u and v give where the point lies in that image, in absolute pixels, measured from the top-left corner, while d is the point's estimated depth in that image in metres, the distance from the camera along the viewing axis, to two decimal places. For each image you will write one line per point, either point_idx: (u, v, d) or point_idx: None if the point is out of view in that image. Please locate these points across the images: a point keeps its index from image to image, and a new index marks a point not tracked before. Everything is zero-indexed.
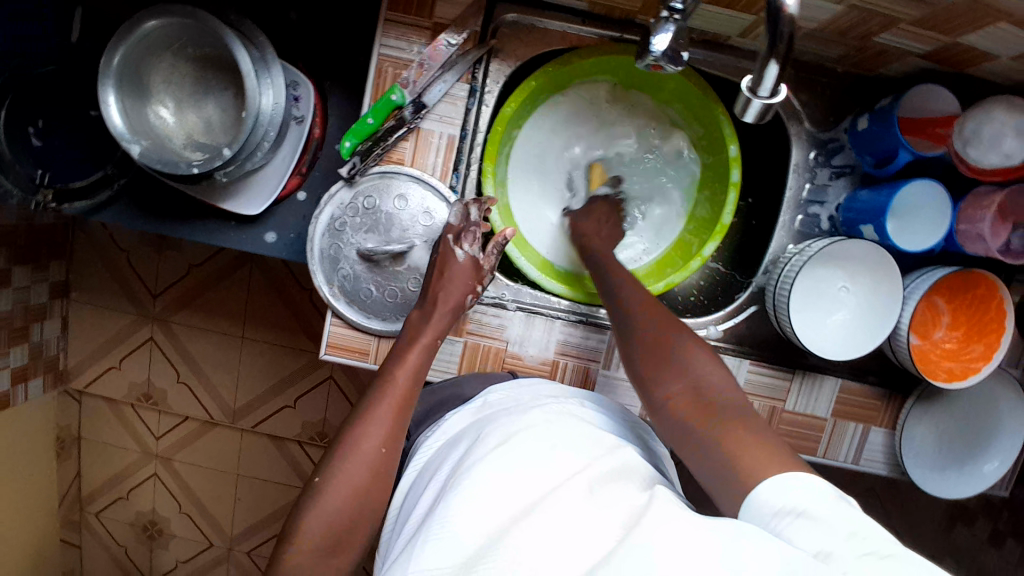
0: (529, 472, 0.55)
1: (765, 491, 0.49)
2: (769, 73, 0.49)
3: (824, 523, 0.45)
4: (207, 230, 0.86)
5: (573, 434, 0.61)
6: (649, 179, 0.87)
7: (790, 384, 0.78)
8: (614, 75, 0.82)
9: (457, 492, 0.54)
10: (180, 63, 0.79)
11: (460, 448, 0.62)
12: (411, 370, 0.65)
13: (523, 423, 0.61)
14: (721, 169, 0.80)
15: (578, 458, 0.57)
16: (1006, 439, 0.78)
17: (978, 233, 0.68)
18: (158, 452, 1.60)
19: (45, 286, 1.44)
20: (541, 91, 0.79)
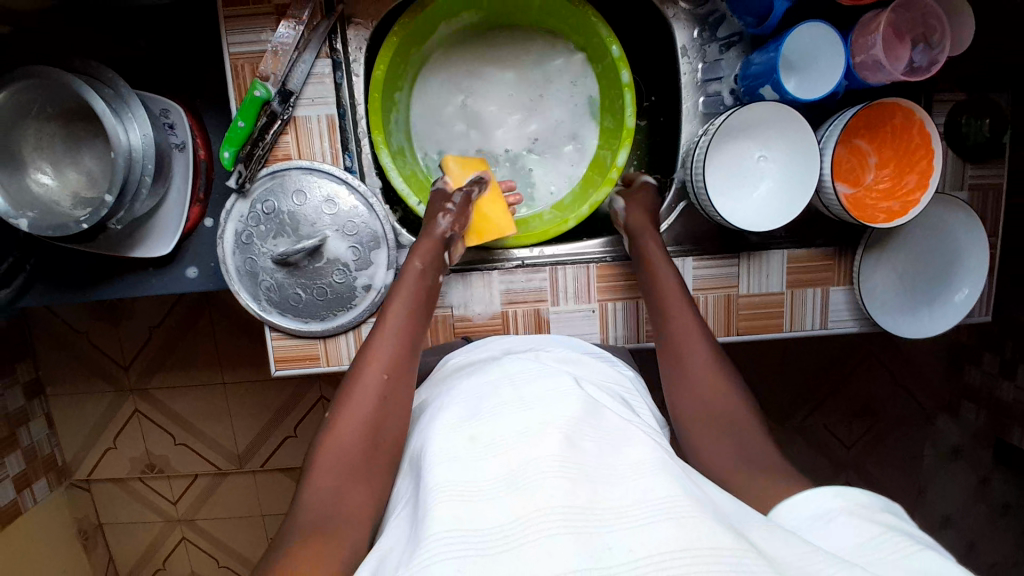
0: (503, 423, 0.53)
1: (795, 500, 0.49)
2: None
3: (850, 526, 0.44)
4: (128, 283, 0.84)
5: (542, 387, 0.58)
6: (555, 109, 0.84)
7: (737, 269, 0.78)
8: (478, 10, 0.79)
9: (439, 457, 0.51)
10: (45, 124, 0.75)
11: (427, 423, 0.58)
12: (396, 340, 0.64)
13: (485, 385, 0.61)
14: (609, 74, 0.78)
15: (547, 401, 0.55)
16: (971, 264, 0.76)
17: (874, 60, 0.65)
18: (179, 517, 1.60)
19: (17, 389, 1.42)
20: (410, 45, 0.77)
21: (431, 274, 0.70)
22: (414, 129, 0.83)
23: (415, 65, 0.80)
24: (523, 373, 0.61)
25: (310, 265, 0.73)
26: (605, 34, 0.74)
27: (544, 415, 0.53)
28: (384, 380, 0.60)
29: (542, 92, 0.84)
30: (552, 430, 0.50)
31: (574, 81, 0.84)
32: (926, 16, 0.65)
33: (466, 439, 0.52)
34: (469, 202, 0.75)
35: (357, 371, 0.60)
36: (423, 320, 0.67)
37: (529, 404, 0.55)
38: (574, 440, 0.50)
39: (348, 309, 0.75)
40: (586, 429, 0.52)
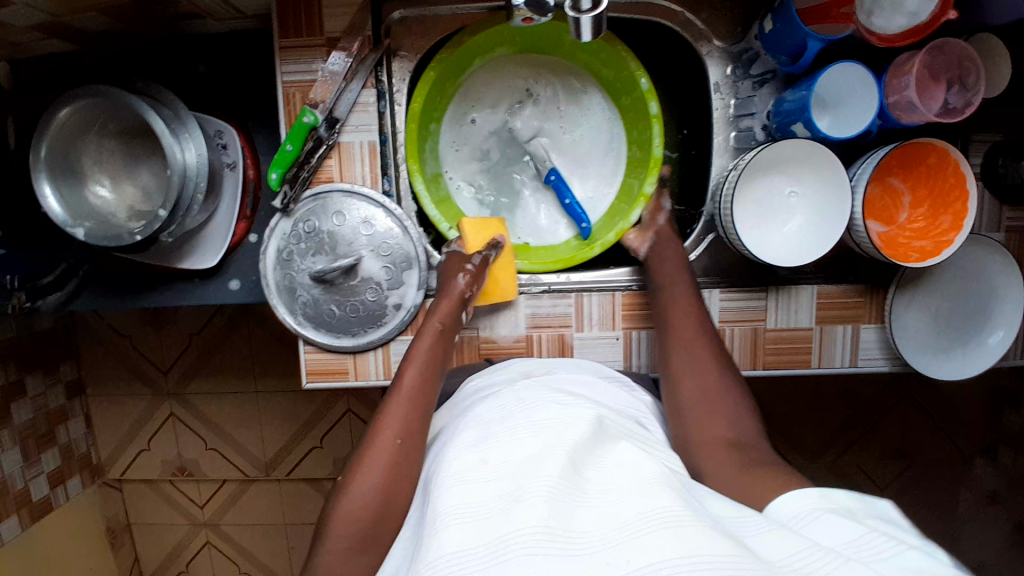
0: (510, 448, 0.55)
1: (782, 498, 0.50)
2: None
3: (835, 524, 0.45)
4: (175, 293, 0.88)
5: (552, 409, 0.60)
6: (577, 143, 0.87)
7: (765, 302, 0.78)
8: (512, 46, 0.82)
9: (447, 484, 0.53)
10: (106, 141, 0.80)
11: (434, 455, 0.60)
12: (410, 403, 0.63)
13: (499, 409, 0.62)
14: (636, 107, 0.81)
15: (558, 426, 0.57)
16: (1008, 307, 0.76)
17: (907, 100, 0.66)
18: (204, 520, 1.64)
19: (60, 388, 1.49)
20: (444, 81, 0.80)
21: (448, 339, 0.72)
22: (449, 155, 0.86)
23: (448, 98, 0.83)
24: (537, 399, 0.62)
25: (345, 282, 0.76)
26: (632, 67, 0.76)
27: (551, 440, 0.54)
28: (397, 444, 0.60)
29: (564, 125, 0.86)
30: (556, 454, 0.52)
31: (593, 118, 0.86)
32: (961, 59, 0.66)
33: (472, 461, 0.54)
34: (486, 265, 0.76)
35: (373, 434, 0.61)
36: (436, 381, 0.67)
37: (539, 430, 0.56)
38: (577, 463, 0.52)
39: (379, 326, 0.77)
40: (588, 453, 0.54)
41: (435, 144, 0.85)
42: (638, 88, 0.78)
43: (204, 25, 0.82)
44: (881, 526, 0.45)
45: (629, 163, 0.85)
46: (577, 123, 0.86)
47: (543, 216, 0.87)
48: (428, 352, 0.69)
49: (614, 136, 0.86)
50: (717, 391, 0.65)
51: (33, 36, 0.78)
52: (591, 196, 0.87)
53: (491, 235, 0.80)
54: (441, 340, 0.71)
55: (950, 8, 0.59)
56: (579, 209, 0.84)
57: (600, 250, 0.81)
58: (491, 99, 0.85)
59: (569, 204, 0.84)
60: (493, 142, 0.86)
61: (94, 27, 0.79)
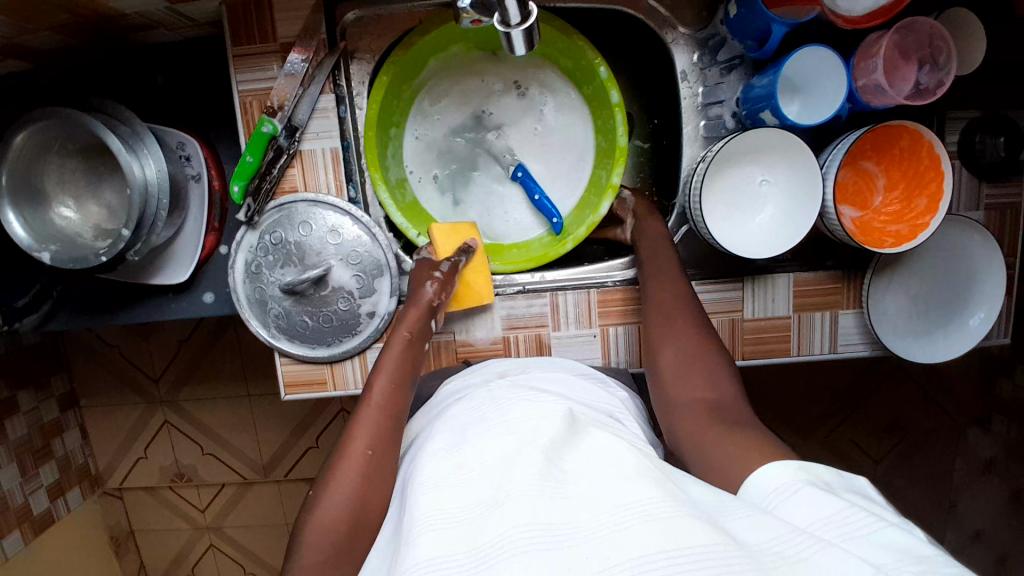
0: (483, 448, 0.54)
1: (762, 474, 0.48)
2: (512, 4, 0.51)
3: (813, 501, 0.44)
4: (149, 309, 0.87)
5: (527, 407, 0.59)
6: (544, 137, 0.85)
7: (742, 292, 0.77)
8: (467, 42, 0.80)
9: (420, 488, 0.52)
10: (67, 161, 0.78)
11: (411, 463, 0.59)
12: (381, 414, 0.63)
13: (472, 410, 0.61)
14: (599, 97, 0.80)
15: (530, 424, 0.56)
16: (988, 287, 0.74)
17: (875, 84, 0.65)
18: (207, 524, 1.65)
19: (53, 401, 1.49)
20: (400, 84, 0.79)
21: (416, 350, 0.71)
22: (414, 160, 0.84)
23: (407, 100, 0.81)
24: (510, 398, 0.61)
25: (316, 292, 0.75)
26: (591, 57, 0.75)
27: (524, 438, 0.54)
28: (368, 456, 0.59)
29: (528, 120, 0.85)
30: (529, 452, 0.52)
31: (558, 110, 0.84)
32: (932, 38, 0.64)
33: (446, 465, 0.54)
34: (456, 272, 0.75)
35: (344, 442, 0.60)
36: (408, 392, 0.67)
37: (513, 429, 0.56)
38: (553, 460, 0.51)
39: (354, 335, 0.77)
40: (561, 447, 0.53)
41: (399, 149, 0.83)
42: (597, 77, 0.77)
43: (158, 36, 0.80)
44: (857, 501, 0.44)
45: (596, 153, 0.83)
46: (542, 117, 0.85)
47: (515, 215, 0.86)
48: (399, 361, 0.69)
49: (579, 128, 0.84)
50: (701, 363, 0.63)
51: None
52: (562, 191, 0.86)
53: (462, 239, 0.79)
54: (411, 349, 0.70)
55: None
56: (548, 204, 0.82)
57: (572, 245, 0.80)
58: (450, 99, 0.83)
59: (538, 199, 0.83)
60: (458, 143, 0.84)
61: (45, 43, 0.77)
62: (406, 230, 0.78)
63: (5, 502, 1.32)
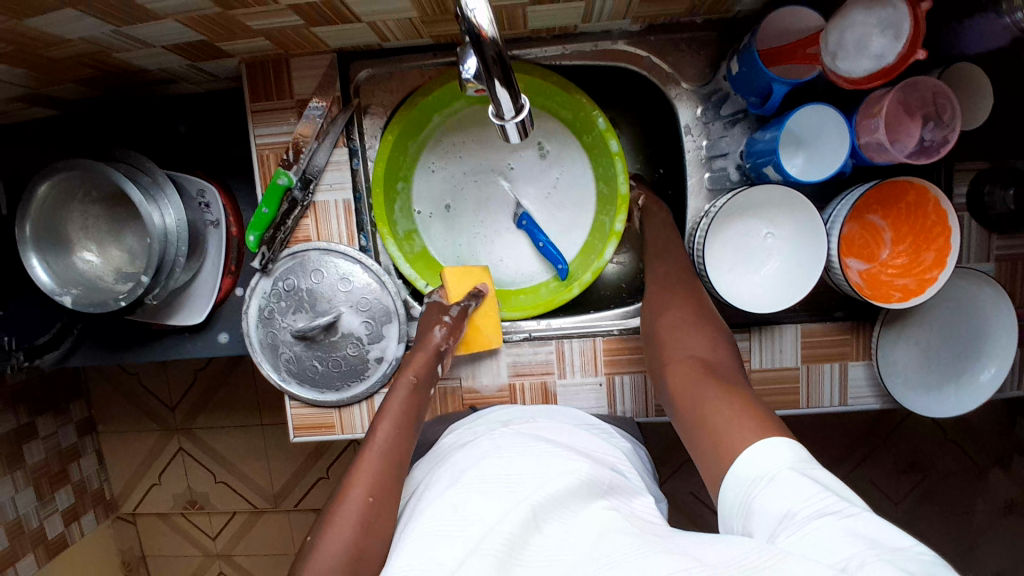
0: (477, 498, 0.54)
1: (747, 455, 0.48)
2: (503, 98, 0.53)
3: (789, 488, 0.44)
4: (165, 348, 0.89)
5: (530, 457, 0.59)
6: (551, 183, 0.86)
7: (748, 343, 0.77)
8: (468, 98, 0.82)
9: (412, 536, 0.52)
10: (90, 207, 0.81)
11: (409, 512, 0.59)
12: (382, 459, 0.64)
13: (474, 456, 0.61)
14: (599, 147, 0.81)
15: (530, 479, 0.56)
16: (999, 342, 0.73)
17: (878, 142, 0.65)
18: (217, 551, 1.66)
19: (71, 427, 1.52)
20: (405, 139, 0.81)
21: (422, 394, 0.72)
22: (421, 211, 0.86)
23: (412, 155, 0.83)
24: (511, 448, 0.61)
25: (325, 338, 0.77)
26: (589, 109, 0.77)
27: (517, 495, 0.54)
28: (368, 502, 0.60)
29: (532, 170, 0.86)
30: (520, 508, 0.52)
31: (561, 160, 0.86)
32: (935, 95, 0.65)
33: (442, 509, 0.54)
34: (466, 316, 0.77)
35: (344, 489, 0.61)
36: (410, 438, 0.68)
37: (511, 480, 0.56)
38: (538, 518, 0.51)
39: (362, 380, 0.78)
40: (555, 504, 0.53)
41: (406, 200, 0.85)
42: (596, 128, 0.78)
43: (182, 88, 0.84)
44: (834, 486, 0.44)
45: (598, 201, 0.84)
46: (546, 165, 0.86)
47: (521, 262, 0.87)
48: (403, 407, 0.70)
49: (582, 176, 0.86)
50: (694, 331, 0.64)
51: (16, 107, 0.81)
52: (567, 237, 0.87)
53: (473, 283, 0.80)
54: (416, 394, 0.71)
55: (918, 48, 0.59)
56: (553, 250, 0.83)
57: (578, 290, 0.80)
58: (454, 152, 0.85)
59: (544, 245, 0.84)
60: (464, 195, 0.86)
61: (75, 96, 0.81)
62: (414, 279, 0.79)
63: (21, 526, 1.34)
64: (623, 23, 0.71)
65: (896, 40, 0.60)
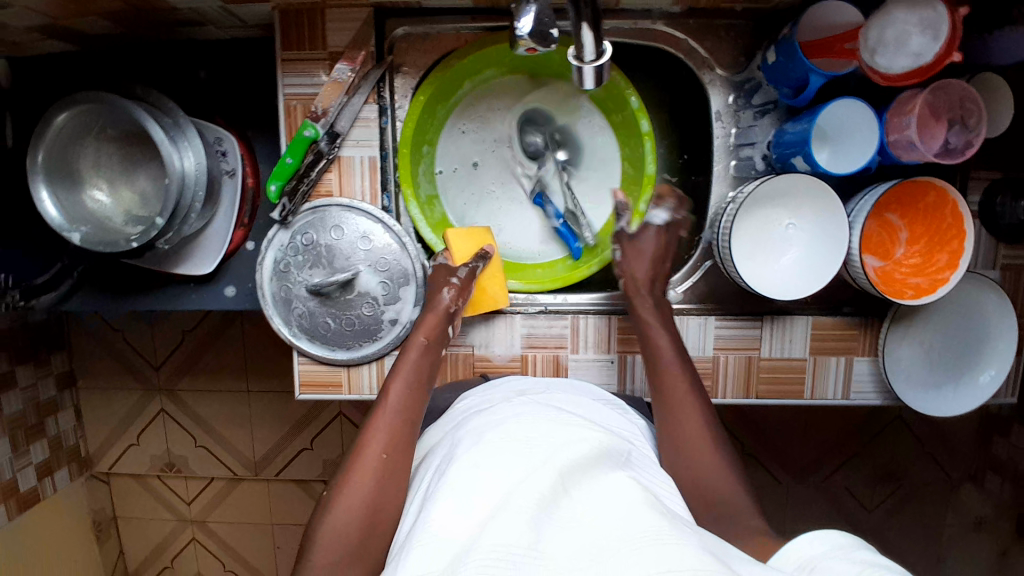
0: (501, 460, 0.55)
1: (785, 553, 0.50)
2: (587, 39, 0.53)
3: (828, 569, 0.45)
4: (169, 297, 0.87)
5: (550, 426, 0.59)
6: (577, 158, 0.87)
7: (760, 331, 0.78)
8: (500, 65, 0.82)
9: (437, 498, 0.53)
10: (104, 145, 0.79)
11: (430, 468, 0.60)
12: (396, 418, 0.63)
13: (493, 420, 0.61)
14: (629, 125, 0.82)
15: (551, 442, 0.56)
16: (1000, 345, 0.76)
17: (908, 140, 0.67)
18: (192, 517, 1.63)
19: (51, 380, 1.47)
20: (434, 102, 0.80)
21: (434, 353, 0.71)
22: (443, 176, 0.85)
23: (439, 118, 0.82)
24: (531, 412, 0.62)
25: (341, 296, 0.76)
26: (623, 84, 0.78)
27: (540, 457, 0.54)
28: (383, 459, 0.60)
29: (554, 148, 0.86)
30: (547, 471, 0.52)
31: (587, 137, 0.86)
32: (962, 100, 0.66)
33: (464, 466, 0.55)
34: (474, 277, 0.76)
35: (360, 445, 0.60)
36: (423, 396, 0.67)
37: (535, 445, 0.56)
38: (566, 483, 0.52)
39: (374, 341, 0.77)
40: (580, 472, 0.53)
41: (429, 164, 0.84)
42: (628, 105, 0.80)
43: (207, 32, 0.82)
44: (870, 560, 0.45)
45: (623, 180, 0.86)
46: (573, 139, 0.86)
47: (535, 241, 0.87)
48: (416, 365, 0.69)
49: (607, 155, 0.87)
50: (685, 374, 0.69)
51: (31, 36, 0.78)
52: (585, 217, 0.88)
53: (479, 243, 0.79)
54: (428, 354, 0.70)
55: (955, 50, 0.61)
56: (571, 228, 0.85)
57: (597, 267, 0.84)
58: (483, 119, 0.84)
59: (562, 223, 0.86)
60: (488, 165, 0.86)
61: (96, 30, 0.79)
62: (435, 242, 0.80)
63: None
64: (665, 3, 0.72)
65: (934, 40, 0.62)
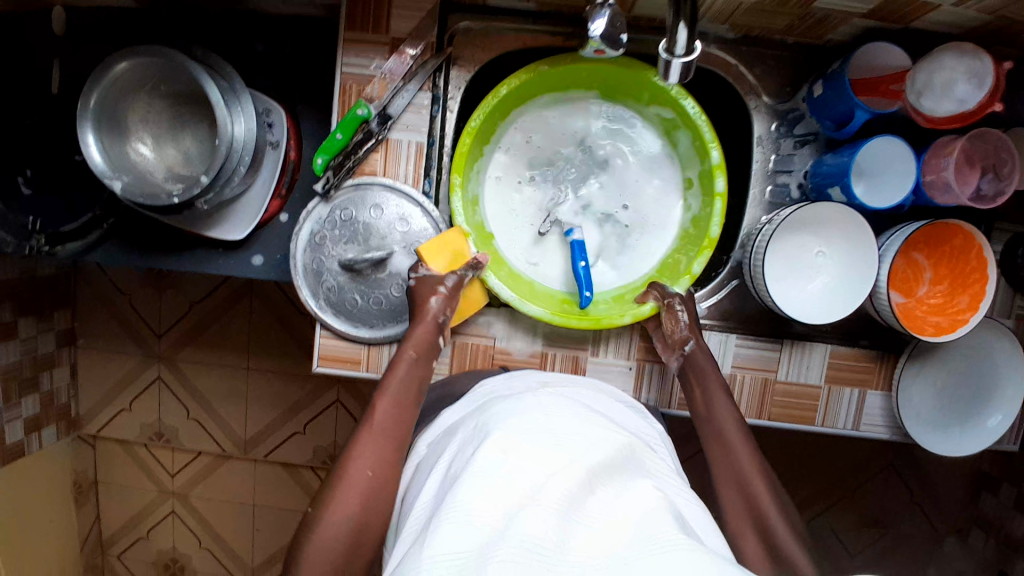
0: (530, 446, 0.54)
1: None
2: (680, 35, 0.56)
3: None
4: (198, 259, 0.88)
5: (575, 422, 0.59)
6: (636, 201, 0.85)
7: (779, 354, 0.79)
8: (602, 89, 0.82)
9: (460, 480, 0.52)
10: (156, 101, 0.81)
11: (449, 448, 0.60)
12: (383, 438, 0.64)
13: (517, 405, 0.61)
14: (703, 181, 0.80)
15: (578, 439, 0.57)
16: (1010, 391, 0.78)
17: (945, 181, 0.69)
18: (174, 490, 1.56)
19: (51, 335, 1.43)
20: (513, 100, 0.79)
21: (425, 366, 0.72)
22: (494, 183, 0.84)
23: (514, 116, 0.82)
24: (556, 406, 0.61)
25: (373, 274, 0.77)
26: (709, 137, 0.76)
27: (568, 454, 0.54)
28: (368, 478, 0.60)
29: (617, 186, 0.84)
30: (575, 467, 0.52)
31: (654, 184, 0.84)
32: (998, 148, 0.69)
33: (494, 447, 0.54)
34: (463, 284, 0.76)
35: (345, 465, 0.61)
36: (410, 411, 0.68)
37: (562, 439, 0.56)
38: (592, 481, 0.52)
39: (398, 323, 0.78)
40: (606, 473, 0.54)
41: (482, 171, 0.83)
42: (707, 160, 0.77)
43: None
44: None
45: (681, 238, 0.82)
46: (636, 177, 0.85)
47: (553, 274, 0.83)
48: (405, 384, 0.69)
49: (666, 209, 0.84)
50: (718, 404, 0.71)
51: None
52: (621, 261, 0.85)
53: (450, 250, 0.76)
54: (418, 372, 0.71)
55: (996, 100, 0.64)
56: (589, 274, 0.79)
57: (630, 319, 0.77)
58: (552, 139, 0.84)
59: (583, 266, 0.79)
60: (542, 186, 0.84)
61: None
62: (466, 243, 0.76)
63: None
64: (720, 28, 0.75)
65: (979, 88, 0.65)
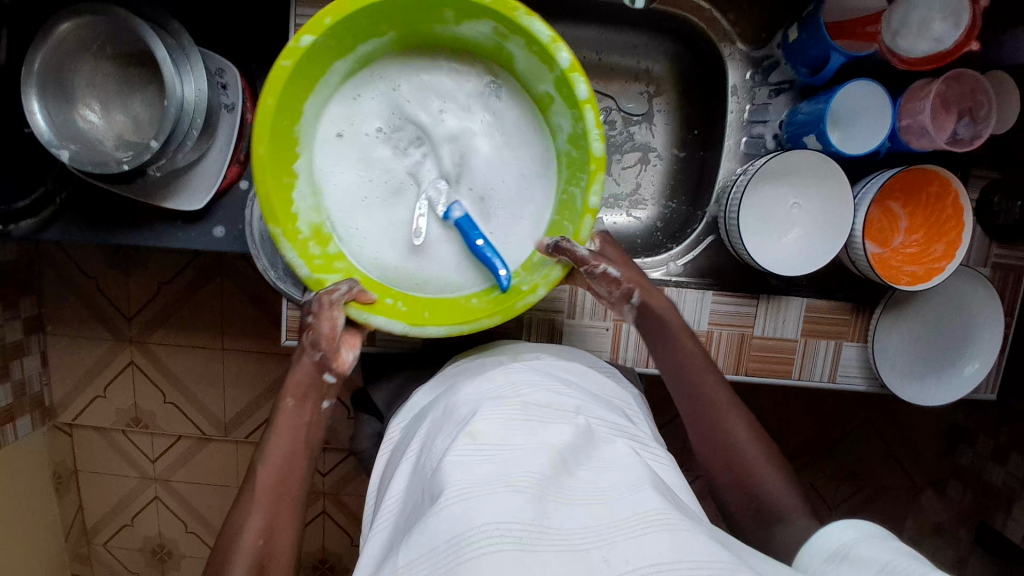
0: (500, 428, 0.53)
1: (822, 534, 0.52)
2: None
3: (860, 559, 0.47)
4: (156, 234, 0.84)
5: (546, 400, 0.58)
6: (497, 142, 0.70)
7: (755, 310, 0.78)
8: (401, 28, 0.65)
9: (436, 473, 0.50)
10: (102, 64, 0.76)
11: (423, 431, 0.59)
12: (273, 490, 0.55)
13: (488, 387, 0.60)
14: (561, 93, 0.65)
15: (550, 417, 0.56)
16: (987, 339, 0.78)
17: (920, 125, 0.68)
18: (155, 475, 1.54)
19: (18, 323, 1.36)
20: (303, 83, 0.62)
21: (313, 406, 0.60)
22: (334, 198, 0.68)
23: (311, 104, 0.65)
24: (531, 384, 0.60)
25: None
26: (545, 38, 0.61)
27: (538, 434, 0.53)
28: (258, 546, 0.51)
29: (477, 145, 0.70)
30: (547, 450, 0.51)
31: (520, 134, 0.70)
32: (974, 91, 0.69)
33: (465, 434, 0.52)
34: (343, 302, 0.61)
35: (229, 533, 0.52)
36: (305, 461, 0.58)
37: (532, 419, 0.55)
38: (568, 463, 0.51)
39: None
40: (580, 452, 0.53)
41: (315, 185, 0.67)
42: (555, 67, 0.62)
43: None
44: (904, 548, 0.47)
45: (569, 168, 0.68)
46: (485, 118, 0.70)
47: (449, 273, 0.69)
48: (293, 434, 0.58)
49: (539, 154, 0.71)
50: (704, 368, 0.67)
51: None
52: (523, 222, 0.70)
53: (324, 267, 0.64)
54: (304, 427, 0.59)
55: (973, 38, 0.62)
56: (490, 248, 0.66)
57: (545, 292, 0.64)
58: (368, 109, 0.68)
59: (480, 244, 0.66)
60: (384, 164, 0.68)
61: None
62: (314, 278, 0.63)
63: None
64: None
65: (955, 27, 0.64)
